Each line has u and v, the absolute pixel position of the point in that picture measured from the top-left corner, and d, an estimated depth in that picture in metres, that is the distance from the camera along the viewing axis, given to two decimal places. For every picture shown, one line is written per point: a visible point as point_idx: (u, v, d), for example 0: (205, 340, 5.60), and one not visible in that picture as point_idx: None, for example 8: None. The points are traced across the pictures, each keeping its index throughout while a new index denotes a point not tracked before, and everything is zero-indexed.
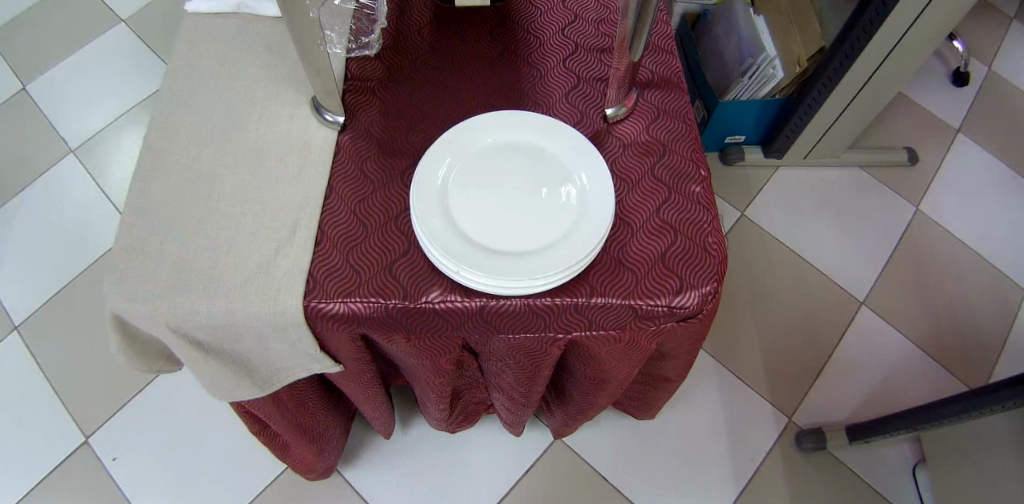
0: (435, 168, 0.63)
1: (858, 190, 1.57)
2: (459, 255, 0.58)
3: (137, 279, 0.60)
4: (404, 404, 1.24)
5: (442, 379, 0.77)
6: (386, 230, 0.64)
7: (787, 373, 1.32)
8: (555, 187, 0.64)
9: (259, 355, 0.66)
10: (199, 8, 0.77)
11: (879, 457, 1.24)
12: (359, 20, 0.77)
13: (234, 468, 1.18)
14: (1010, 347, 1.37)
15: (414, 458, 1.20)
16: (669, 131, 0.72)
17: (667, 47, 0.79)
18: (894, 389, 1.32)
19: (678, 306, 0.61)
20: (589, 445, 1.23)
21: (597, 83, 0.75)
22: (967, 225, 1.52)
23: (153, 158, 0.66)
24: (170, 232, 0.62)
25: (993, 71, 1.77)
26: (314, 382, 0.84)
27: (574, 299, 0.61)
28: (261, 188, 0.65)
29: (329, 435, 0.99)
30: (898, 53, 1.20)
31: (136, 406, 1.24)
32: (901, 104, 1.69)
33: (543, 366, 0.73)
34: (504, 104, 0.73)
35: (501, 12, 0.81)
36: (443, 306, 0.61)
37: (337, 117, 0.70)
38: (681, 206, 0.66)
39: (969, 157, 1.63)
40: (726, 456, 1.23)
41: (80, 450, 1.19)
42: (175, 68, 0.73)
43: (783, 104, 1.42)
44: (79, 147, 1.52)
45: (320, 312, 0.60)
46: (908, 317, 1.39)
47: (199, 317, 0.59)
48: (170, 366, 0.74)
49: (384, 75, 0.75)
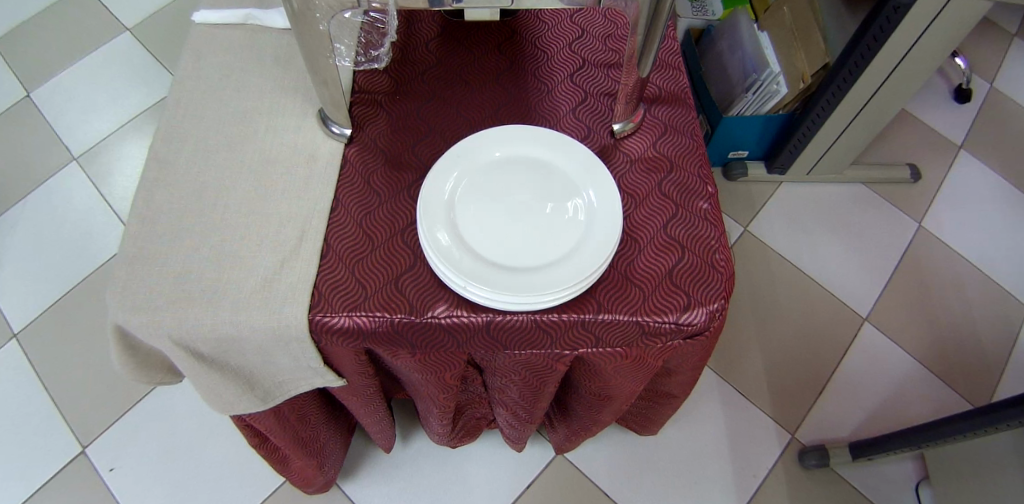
0: (442, 181, 0.63)
1: (860, 206, 1.57)
2: (466, 271, 0.57)
3: (141, 290, 0.59)
4: (404, 417, 1.23)
5: (445, 395, 0.77)
6: (392, 244, 0.64)
7: (790, 389, 1.32)
8: (562, 202, 0.63)
9: (262, 368, 0.65)
10: (207, 18, 0.78)
11: (882, 475, 1.23)
12: (368, 33, 0.76)
13: (233, 479, 1.17)
14: (1013, 364, 1.37)
15: (414, 472, 1.19)
16: (676, 147, 0.72)
17: (674, 63, 0.79)
18: (897, 407, 1.31)
19: (686, 323, 0.61)
20: (590, 460, 1.22)
21: (604, 98, 0.75)
22: (968, 242, 1.52)
23: (159, 168, 0.66)
24: (175, 243, 0.62)
25: (994, 88, 1.78)
26: (316, 395, 0.83)
27: (581, 315, 0.60)
28: (266, 200, 0.64)
29: (330, 448, 0.98)
30: (903, 70, 1.20)
31: (134, 417, 1.22)
32: (904, 121, 1.70)
33: (548, 382, 0.73)
34: (511, 118, 0.73)
35: (508, 27, 0.81)
36: (449, 321, 0.60)
37: (344, 130, 0.69)
38: (688, 223, 0.66)
39: (972, 174, 1.63)
40: (728, 473, 1.22)
41: (77, 460, 1.18)
42: (182, 78, 0.73)
43: (786, 120, 1.43)
44: (82, 154, 1.52)
45: (324, 326, 0.60)
46: (910, 334, 1.39)
47: (202, 330, 0.58)
48: (172, 377, 0.73)
49: (391, 88, 0.75)
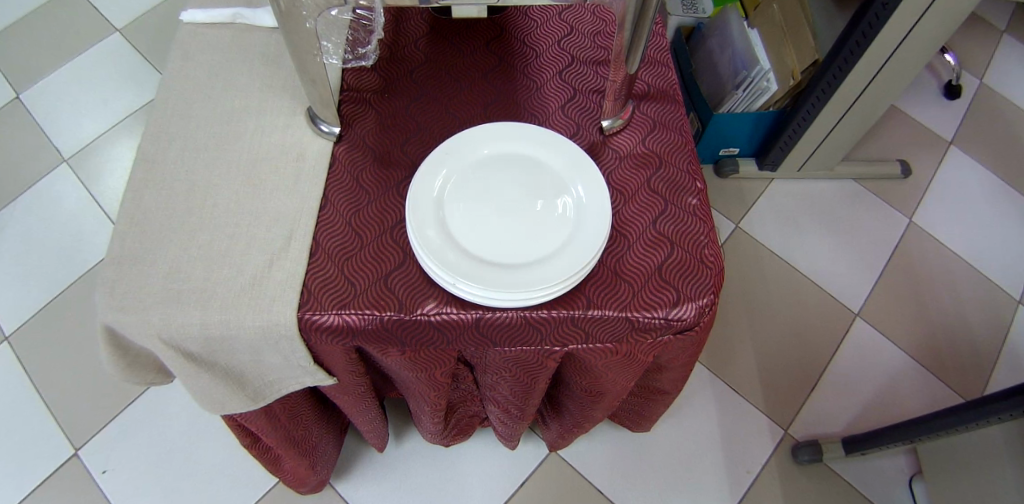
0: (431, 178, 0.63)
1: (851, 202, 1.58)
2: (455, 268, 0.57)
3: (129, 289, 0.59)
4: (398, 416, 1.23)
5: (436, 392, 0.77)
6: (381, 242, 0.63)
7: (783, 385, 1.32)
8: (550, 199, 0.63)
9: (253, 368, 0.65)
10: (195, 18, 0.77)
11: (875, 470, 1.24)
12: (355, 31, 0.76)
13: (226, 479, 1.17)
14: (1005, 358, 1.37)
15: (408, 472, 1.19)
16: (665, 144, 0.72)
17: (662, 60, 0.80)
18: (889, 401, 1.32)
19: (675, 318, 0.61)
20: (584, 457, 1.22)
21: (593, 95, 0.75)
22: (959, 237, 1.53)
23: (147, 168, 0.66)
24: (164, 242, 0.61)
25: (984, 83, 1.79)
26: (307, 394, 0.83)
27: (571, 311, 0.60)
28: (255, 199, 0.64)
29: (322, 447, 0.98)
30: (893, 66, 1.21)
31: (124, 420, 1.22)
32: (894, 118, 1.71)
33: (538, 379, 0.73)
34: (500, 115, 0.73)
35: (496, 24, 0.81)
36: (439, 318, 0.60)
37: (333, 128, 0.69)
38: (677, 219, 0.66)
39: (962, 170, 1.64)
40: (721, 468, 1.23)
41: (68, 463, 1.18)
42: (170, 78, 0.72)
43: (776, 117, 1.44)
44: (72, 156, 1.51)
45: (313, 324, 0.60)
46: (902, 329, 1.40)
47: (190, 329, 0.58)
48: (163, 377, 0.73)
49: (379, 86, 0.74)
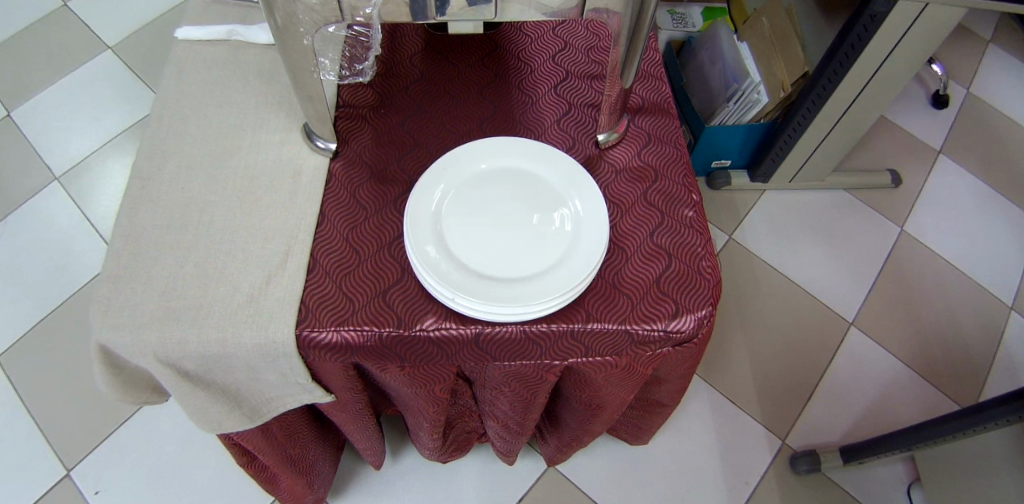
0: (430, 193, 0.63)
1: (843, 212, 1.59)
2: (455, 283, 0.57)
3: (124, 309, 0.58)
4: (395, 433, 1.22)
5: (434, 408, 0.76)
6: (378, 258, 0.63)
7: (779, 396, 1.32)
8: (548, 212, 0.64)
9: (250, 386, 0.65)
10: (190, 35, 0.77)
11: (873, 478, 1.24)
12: (352, 46, 0.76)
13: (222, 498, 1.15)
14: (999, 365, 1.38)
15: (405, 489, 1.18)
16: (660, 156, 0.72)
17: (656, 74, 0.81)
18: (885, 409, 1.32)
19: (674, 330, 0.61)
20: (583, 471, 1.21)
21: (588, 109, 0.76)
22: (950, 245, 1.55)
23: (141, 186, 0.65)
24: (157, 262, 0.61)
25: (971, 93, 1.82)
26: (304, 412, 0.82)
27: (570, 325, 0.60)
28: (253, 215, 0.64)
29: (319, 464, 0.96)
30: (881, 77, 1.23)
31: (118, 438, 1.20)
32: (883, 129, 1.73)
33: (538, 393, 0.72)
34: (496, 130, 0.74)
35: (490, 40, 0.82)
36: (438, 333, 0.60)
37: (328, 144, 0.69)
38: (674, 230, 0.66)
39: (951, 179, 1.66)
40: (720, 480, 1.22)
41: (60, 483, 1.16)
42: (164, 95, 0.72)
43: (768, 128, 1.45)
44: (63, 175, 1.50)
45: (311, 341, 0.59)
46: (897, 337, 1.41)
47: (187, 348, 0.57)
48: (158, 396, 0.72)
49: (374, 102, 0.75)
